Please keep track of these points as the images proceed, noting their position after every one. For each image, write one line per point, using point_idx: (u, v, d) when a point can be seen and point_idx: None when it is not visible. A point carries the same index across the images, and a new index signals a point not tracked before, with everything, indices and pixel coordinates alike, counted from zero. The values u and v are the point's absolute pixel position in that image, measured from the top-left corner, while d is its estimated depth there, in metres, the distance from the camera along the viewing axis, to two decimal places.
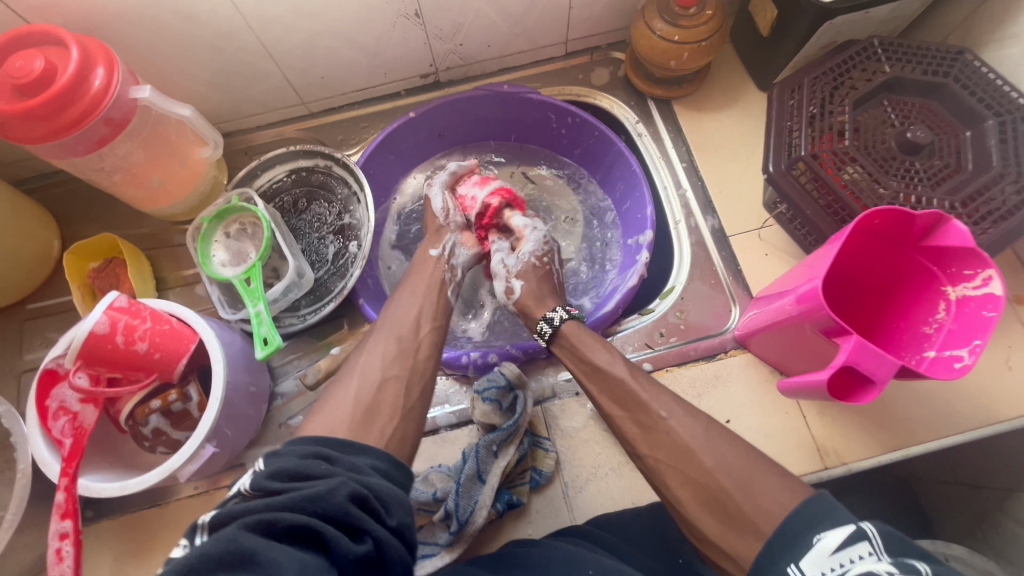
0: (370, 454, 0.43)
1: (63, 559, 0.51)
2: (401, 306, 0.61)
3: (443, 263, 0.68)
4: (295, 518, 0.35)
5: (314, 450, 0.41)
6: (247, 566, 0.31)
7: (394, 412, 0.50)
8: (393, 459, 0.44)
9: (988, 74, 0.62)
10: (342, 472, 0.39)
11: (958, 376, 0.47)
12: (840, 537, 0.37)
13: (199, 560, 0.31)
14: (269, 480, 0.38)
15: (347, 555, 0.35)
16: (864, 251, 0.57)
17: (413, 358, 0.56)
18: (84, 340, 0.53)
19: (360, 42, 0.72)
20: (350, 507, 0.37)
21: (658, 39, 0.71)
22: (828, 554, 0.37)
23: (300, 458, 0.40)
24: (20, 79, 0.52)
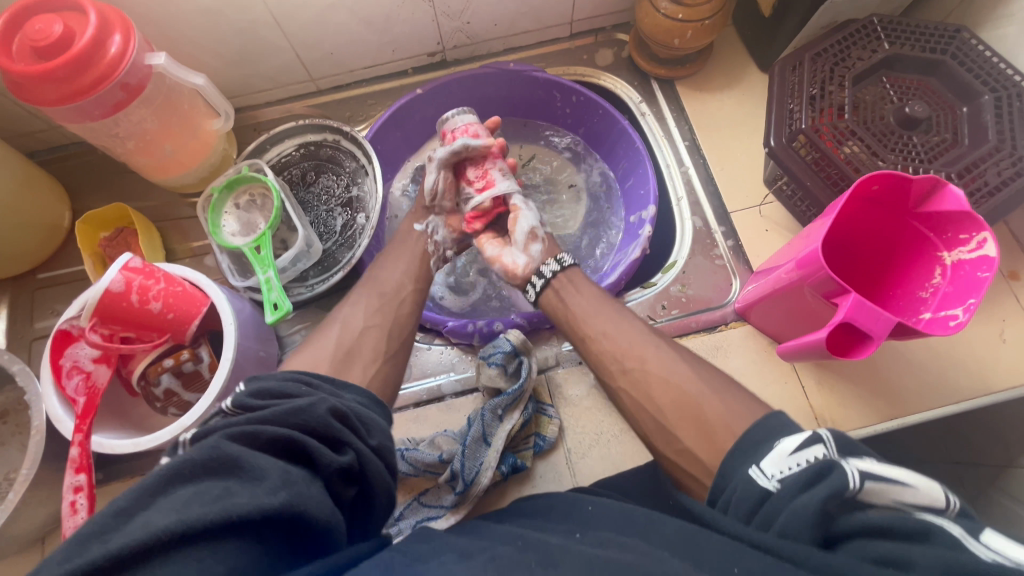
0: (349, 387, 0.46)
1: (77, 511, 0.52)
2: (386, 268, 0.63)
3: (424, 238, 0.69)
4: (277, 430, 0.36)
5: (292, 377, 0.43)
6: (232, 469, 0.33)
7: (375, 355, 0.52)
8: (370, 392, 0.47)
9: (985, 52, 0.64)
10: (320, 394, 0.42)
11: (953, 331, 0.50)
12: (799, 439, 0.37)
13: (184, 465, 0.33)
14: (249, 401, 0.40)
15: (330, 465, 0.37)
16: (863, 219, 0.59)
17: (394, 308, 0.58)
18: (100, 298, 0.54)
19: (370, 18, 0.74)
20: (329, 421, 0.39)
21: (663, 17, 0.72)
22: (788, 456, 0.37)
23: (278, 383, 0.42)
24: (39, 42, 0.53)
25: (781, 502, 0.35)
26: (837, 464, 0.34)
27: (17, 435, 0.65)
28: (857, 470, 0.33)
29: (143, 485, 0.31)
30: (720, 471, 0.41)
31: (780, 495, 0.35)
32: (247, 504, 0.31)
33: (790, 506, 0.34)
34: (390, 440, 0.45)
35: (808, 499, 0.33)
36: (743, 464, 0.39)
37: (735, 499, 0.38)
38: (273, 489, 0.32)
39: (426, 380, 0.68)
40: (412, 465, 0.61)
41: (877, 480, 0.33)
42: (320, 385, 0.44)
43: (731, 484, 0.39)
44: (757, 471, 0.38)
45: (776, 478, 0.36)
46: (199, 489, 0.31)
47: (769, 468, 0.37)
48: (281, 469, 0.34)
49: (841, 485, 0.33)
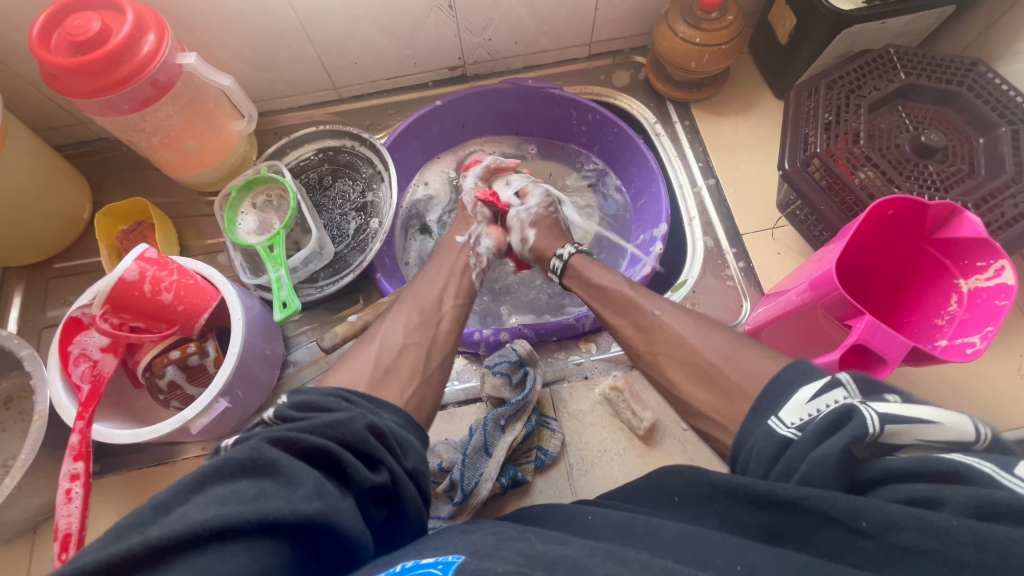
0: (391, 409, 0.46)
1: (71, 500, 0.51)
2: (425, 283, 0.63)
3: (468, 249, 0.70)
4: (316, 440, 0.36)
5: (333, 393, 0.43)
6: (269, 473, 0.33)
7: (413, 375, 0.52)
8: (409, 414, 0.46)
9: (1001, 84, 0.64)
10: (360, 410, 0.41)
11: (970, 359, 0.49)
12: (817, 387, 0.38)
13: (224, 464, 0.32)
14: (290, 411, 0.39)
15: (363, 482, 0.37)
16: (879, 242, 0.59)
17: (435, 329, 0.58)
18: (113, 286, 0.55)
19: (394, 31, 0.76)
20: (367, 438, 0.38)
21: (680, 40, 0.74)
22: (805, 403, 0.38)
23: (321, 396, 0.42)
24: (76, 37, 0.55)
25: (803, 450, 0.35)
26: (854, 409, 0.34)
27: (19, 422, 0.65)
28: (876, 415, 0.33)
29: (183, 481, 0.31)
30: (743, 426, 0.41)
31: (800, 442, 0.36)
32: (283, 507, 0.30)
33: (812, 453, 0.34)
34: (423, 465, 0.44)
35: (830, 445, 0.33)
36: (762, 418, 0.40)
37: (757, 448, 0.39)
38: (308, 496, 0.32)
39: None
40: None
41: (898, 423, 0.33)
42: (362, 405, 0.44)
43: (753, 438, 0.40)
44: (776, 421, 0.39)
45: (795, 426, 0.37)
46: (237, 488, 0.31)
47: (788, 418, 0.38)
48: (317, 479, 0.34)
49: (861, 430, 0.33)
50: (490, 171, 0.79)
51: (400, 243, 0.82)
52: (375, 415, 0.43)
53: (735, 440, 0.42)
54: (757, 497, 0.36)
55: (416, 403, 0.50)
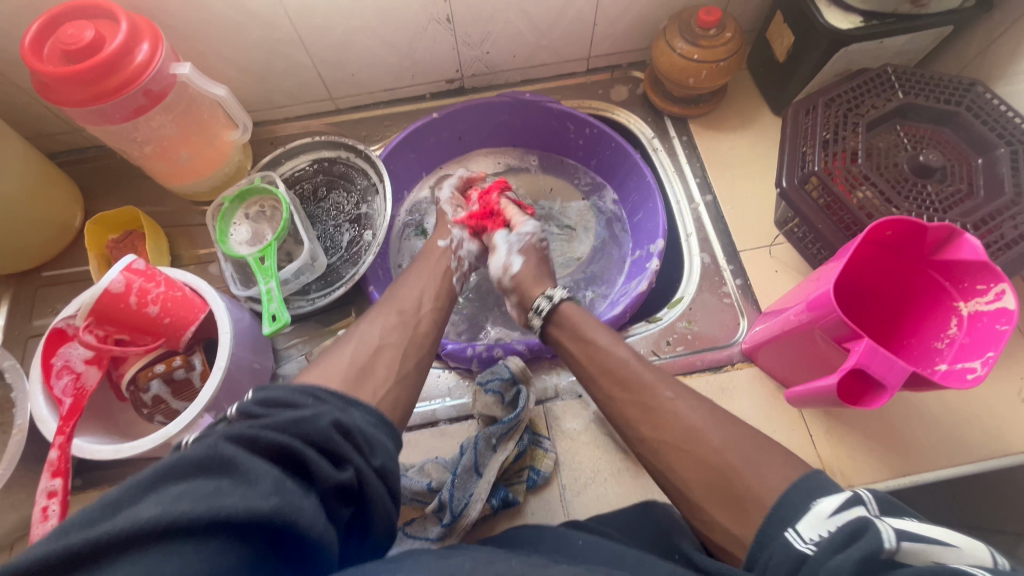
0: (362, 406, 0.45)
1: (47, 518, 0.50)
2: (405, 286, 0.62)
3: (449, 253, 0.69)
4: (277, 436, 0.35)
5: (301, 388, 0.42)
6: (224, 469, 0.32)
7: (387, 375, 0.49)
8: (381, 413, 0.45)
9: (999, 105, 0.64)
10: (327, 407, 0.40)
11: (971, 385, 0.48)
12: (838, 500, 0.36)
13: (178, 460, 0.31)
14: (254, 406, 0.38)
15: (326, 479, 0.36)
16: (877, 263, 0.58)
17: (413, 329, 0.56)
18: (99, 297, 0.54)
19: (392, 43, 0.75)
20: (332, 435, 0.37)
21: (679, 56, 0.74)
22: (824, 517, 0.35)
23: (288, 392, 0.41)
24: (68, 45, 0.55)
25: (819, 563, 0.32)
26: (870, 524, 0.33)
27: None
28: (892, 528, 0.32)
29: (133, 477, 0.30)
30: (755, 539, 0.38)
31: (817, 558, 0.33)
32: (236, 505, 0.29)
33: (828, 565, 0.32)
34: (394, 464, 0.43)
35: (846, 557, 0.32)
36: (780, 528, 0.37)
37: (772, 563, 0.36)
38: (264, 494, 0.31)
39: (421, 404, 0.66)
40: (400, 491, 0.58)
41: (915, 539, 0.32)
42: (331, 400, 0.43)
43: (769, 549, 0.37)
44: (793, 534, 0.36)
45: (813, 541, 0.34)
46: (188, 485, 0.30)
47: (806, 532, 0.35)
48: (276, 476, 0.33)
49: (876, 545, 0.31)
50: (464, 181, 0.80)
51: (396, 247, 0.83)
52: (345, 412, 0.42)
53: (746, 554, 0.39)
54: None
55: (391, 402, 0.48)
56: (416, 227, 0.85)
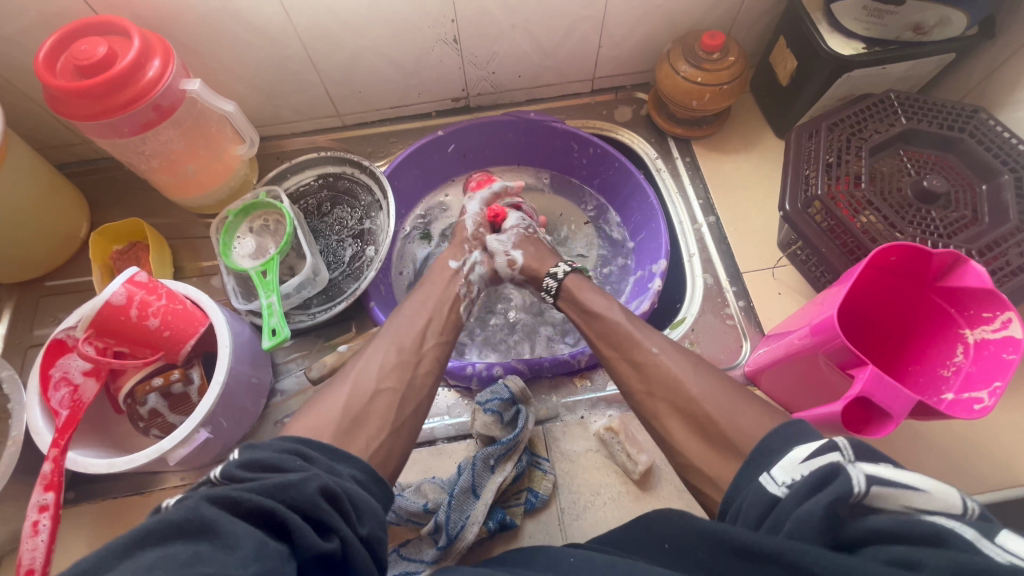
0: (350, 462, 0.44)
1: (38, 533, 0.49)
2: (405, 318, 0.61)
3: (458, 278, 0.68)
4: (261, 500, 0.34)
5: (289, 448, 0.41)
6: (206, 534, 0.31)
7: (382, 425, 0.50)
8: (371, 471, 0.45)
9: (1003, 133, 0.64)
10: (315, 469, 0.40)
11: (978, 416, 0.47)
12: (812, 447, 0.36)
13: (160, 525, 0.31)
14: (240, 469, 0.38)
15: (309, 548, 0.34)
16: (881, 289, 0.58)
17: (412, 370, 0.56)
18: (99, 309, 0.54)
19: (399, 61, 0.76)
20: (317, 501, 0.36)
21: (682, 79, 0.75)
22: (798, 463, 0.36)
23: (276, 454, 0.40)
24: (81, 61, 0.56)
25: (788, 508, 0.34)
26: (841, 469, 0.33)
27: None
28: (863, 475, 0.33)
29: (113, 545, 0.30)
30: (733, 483, 0.40)
31: (787, 501, 0.34)
32: (213, 574, 0.28)
33: (797, 510, 0.33)
34: (382, 529, 0.42)
35: (814, 504, 0.32)
36: (756, 474, 0.39)
37: (745, 506, 0.38)
38: (244, 560, 0.30)
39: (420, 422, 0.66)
40: (395, 511, 0.58)
41: (886, 484, 0.32)
42: (320, 459, 0.42)
43: (743, 494, 0.39)
44: (767, 479, 0.37)
45: (786, 485, 0.36)
46: (169, 552, 0.30)
47: (779, 475, 0.37)
48: (258, 539, 0.32)
49: (846, 490, 0.32)
50: (495, 195, 0.79)
51: (399, 251, 0.83)
52: (332, 474, 0.42)
53: (726, 494, 0.41)
54: (743, 548, 0.35)
55: (382, 454, 0.49)
56: (422, 232, 0.85)
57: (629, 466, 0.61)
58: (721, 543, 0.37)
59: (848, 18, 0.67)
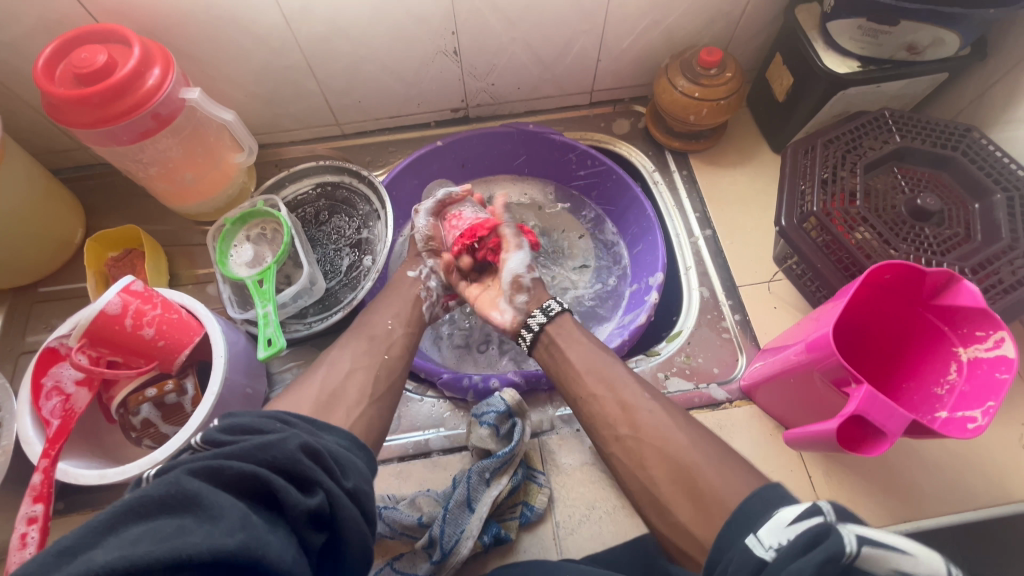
0: (332, 430, 0.44)
1: (25, 545, 0.48)
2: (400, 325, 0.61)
3: (420, 283, 0.68)
4: (244, 466, 0.34)
5: (269, 414, 0.41)
6: (188, 505, 0.31)
7: (377, 429, 0.50)
8: (354, 436, 0.45)
9: (995, 152, 0.65)
10: (294, 430, 0.39)
11: (973, 436, 0.47)
12: (798, 510, 0.36)
13: (140, 500, 0.31)
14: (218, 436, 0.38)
15: (296, 506, 0.34)
16: (875, 306, 0.58)
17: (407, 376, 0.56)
18: (93, 318, 0.54)
19: (399, 72, 0.77)
20: (300, 458, 0.36)
21: (680, 94, 0.75)
22: (785, 526, 0.36)
23: (254, 419, 0.40)
24: (81, 69, 0.56)
25: (779, 566, 0.33)
26: (831, 528, 0.33)
27: None
28: (853, 533, 0.33)
29: (93, 523, 0.29)
30: (719, 543, 0.40)
31: (777, 561, 0.34)
32: (199, 543, 0.28)
33: (789, 568, 0.32)
34: (369, 483, 0.42)
35: (805, 562, 0.32)
36: (741, 535, 0.38)
37: (734, 565, 0.37)
38: (230, 530, 0.30)
39: (414, 433, 0.65)
40: (390, 525, 0.57)
41: (877, 546, 0.32)
42: (301, 424, 0.42)
43: (730, 555, 0.38)
44: (755, 541, 0.37)
45: (773, 548, 0.35)
46: (151, 527, 0.29)
47: (767, 538, 0.36)
48: (242, 509, 0.31)
49: (838, 548, 0.32)
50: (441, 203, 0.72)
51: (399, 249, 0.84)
52: (314, 435, 0.41)
53: (713, 553, 0.41)
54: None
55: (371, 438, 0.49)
56: None
57: None
58: None
59: (843, 36, 0.68)
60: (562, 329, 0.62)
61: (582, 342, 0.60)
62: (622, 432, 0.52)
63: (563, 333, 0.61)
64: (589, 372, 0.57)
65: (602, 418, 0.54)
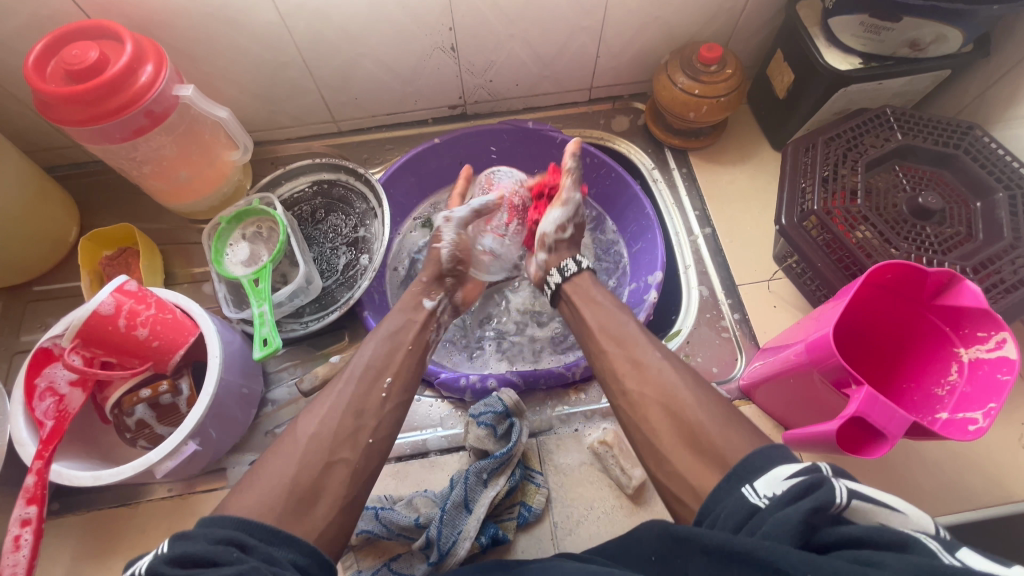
0: (290, 545, 0.41)
1: (19, 548, 0.48)
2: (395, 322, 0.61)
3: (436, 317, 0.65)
4: None
5: (230, 534, 0.38)
6: None
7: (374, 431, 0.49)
8: (317, 551, 0.42)
9: (998, 150, 0.64)
10: (254, 560, 0.36)
11: (973, 437, 0.47)
12: (795, 467, 0.36)
13: None
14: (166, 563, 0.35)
15: None
16: (876, 306, 0.58)
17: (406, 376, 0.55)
18: (86, 319, 0.54)
19: (396, 68, 0.76)
20: None
21: (679, 90, 0.75)
22: (780, 479, 0.36)
23: (210, 542, 0.37)
24: (72, 65, 0.55)
25: (768, 514, 0.34)
26: (827, 480, 0.34)
27: None
28: (845, 488, 0.34)
29: None
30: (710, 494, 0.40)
31: (768, 509, 0.34)
32: None
33: (779, 516, 0.33)
34: None
35: (795, 511, 0.33)
36: (736, 486, 0.38)
37: (723, 515, 0.37)
38: None
39: (412, 433, 0.65)
40: (387, 525, 0.57)
41: (866, 499, 0.34)
42: (258, 544, 0.39)
43: (721, 506, 0.38)
44: (749, 490, 0.37)
45: (767, 497, 0.35)
46: None
47: (761, 488, 0.36)
48: None
49: (830, 499, 0.33)
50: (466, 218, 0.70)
51: (398, 246, 0.84)
52: (273, 560, 0.38)
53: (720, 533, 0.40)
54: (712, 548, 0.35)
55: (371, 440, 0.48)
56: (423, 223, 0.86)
57: (623, 481, 0.60)
58: (693, 544, 0.37)
59: (844, 33, 0.67)
60: (578, 288, 0.63)
61: (598, 300, 0.61)
62: (630, 387, 0.51)
63: (579, 292, 0.63)
64: (607, 329, 0.58)
65: (611, 372, 0.54)
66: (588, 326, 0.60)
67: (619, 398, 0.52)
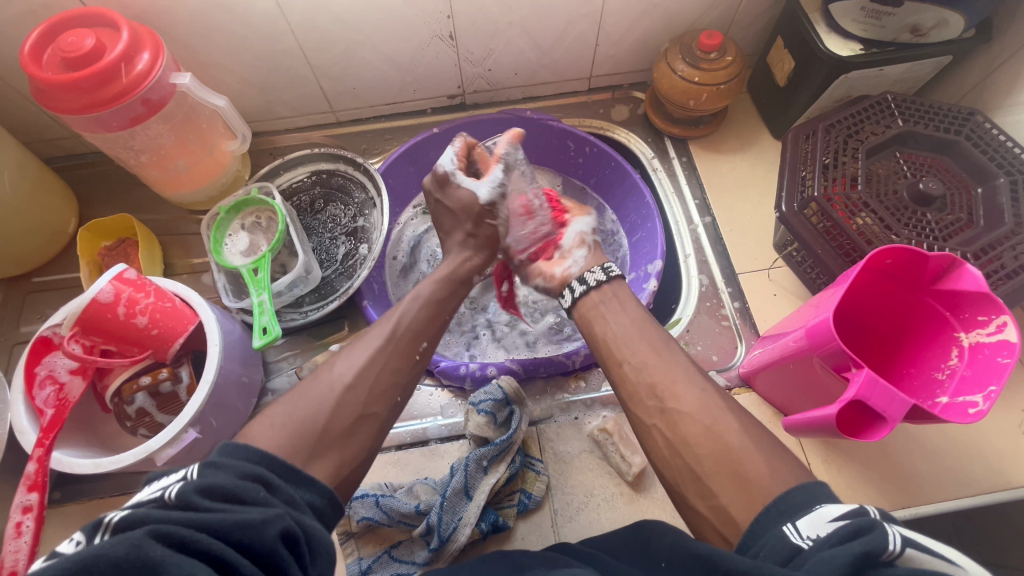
0: (308, 486, 0.39)
1: (20, 535, 0.48)
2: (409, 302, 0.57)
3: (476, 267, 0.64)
4: (211, 543, 0.29)
5: (251, 472, 0.35)
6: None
7: None
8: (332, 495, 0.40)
9: (999, 135, 0.64)
10: (279, 506, 0.34)
11: (973, 420, 0.47)
12: (843, 508, 0.33)
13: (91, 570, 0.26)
14: (194, 496, 0.32)
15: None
16: (877, 292, 0.58)
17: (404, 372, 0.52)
18: (85, 307, 0.54)
19: (394, 57, 0.76)
20: (278, 549, 0.31)
21: (679, 78, 0.74)
22: (826, 520, 0.33)
23: (235, 479, 0.34)
24: (68, 53, 0.55)
25: (813, 553, 0.31)
26: (877, 524, 0.31)
27: None
28: (899, 534, 0.30)
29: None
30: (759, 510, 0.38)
31: (812, 549, 0.32)
32: None
33: (823, 554, 0.30)
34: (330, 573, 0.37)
35: (840, 551, 0.30)
36: (777, 521, 0.36)
37: (763, 552, 0.35)
38: None
39: (412, 422, 0.65)
40: (387, 513, 0.57)
41: (921, 549, 0.30)
42: (281, 484, 0.37)
43: (760, 543, 0.36)
44: (790, 530, 0.34)
45: (810, 538, 0.33)
46: None
47: (805, 529, 0.34)
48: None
49: (879, 546, 0.30)
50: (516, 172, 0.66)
51: (398, 235, 0.83)
52: (295, 508, 0.36)
53: (740, 541, 0.38)
54: (741, 574, 0.33)
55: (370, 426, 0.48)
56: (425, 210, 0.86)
57: (622, 467, 0.60)
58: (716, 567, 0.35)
59: (845, 19, 0.66)
60: (610, 297, 0.58)
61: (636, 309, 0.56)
62: (671, 404, 0.46)
63: (608, 301, 0.57)
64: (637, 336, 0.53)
65: (648, 387, 0.49)
66: (626, 337, 0.53)
67: (657, 416, 0.47)
